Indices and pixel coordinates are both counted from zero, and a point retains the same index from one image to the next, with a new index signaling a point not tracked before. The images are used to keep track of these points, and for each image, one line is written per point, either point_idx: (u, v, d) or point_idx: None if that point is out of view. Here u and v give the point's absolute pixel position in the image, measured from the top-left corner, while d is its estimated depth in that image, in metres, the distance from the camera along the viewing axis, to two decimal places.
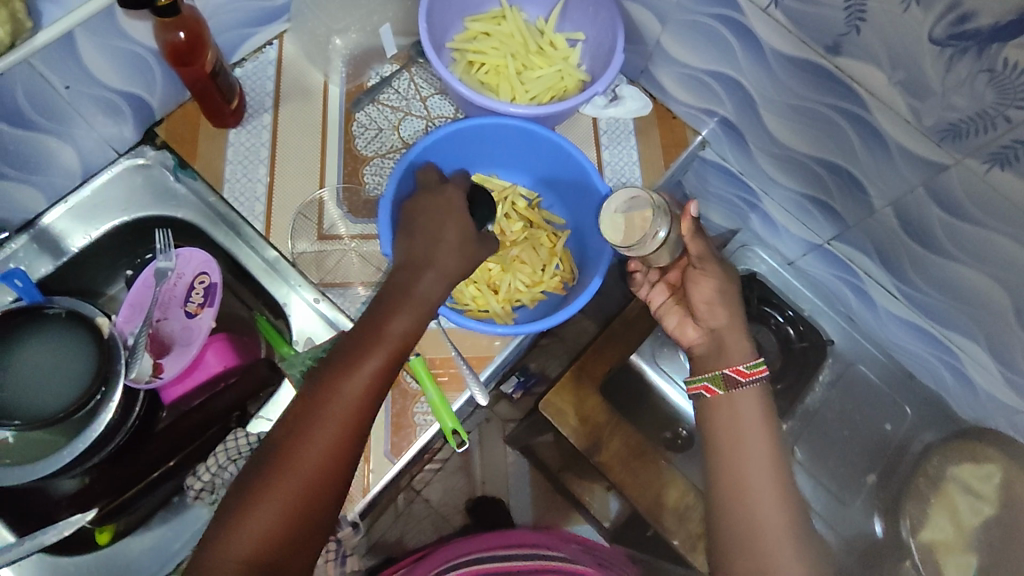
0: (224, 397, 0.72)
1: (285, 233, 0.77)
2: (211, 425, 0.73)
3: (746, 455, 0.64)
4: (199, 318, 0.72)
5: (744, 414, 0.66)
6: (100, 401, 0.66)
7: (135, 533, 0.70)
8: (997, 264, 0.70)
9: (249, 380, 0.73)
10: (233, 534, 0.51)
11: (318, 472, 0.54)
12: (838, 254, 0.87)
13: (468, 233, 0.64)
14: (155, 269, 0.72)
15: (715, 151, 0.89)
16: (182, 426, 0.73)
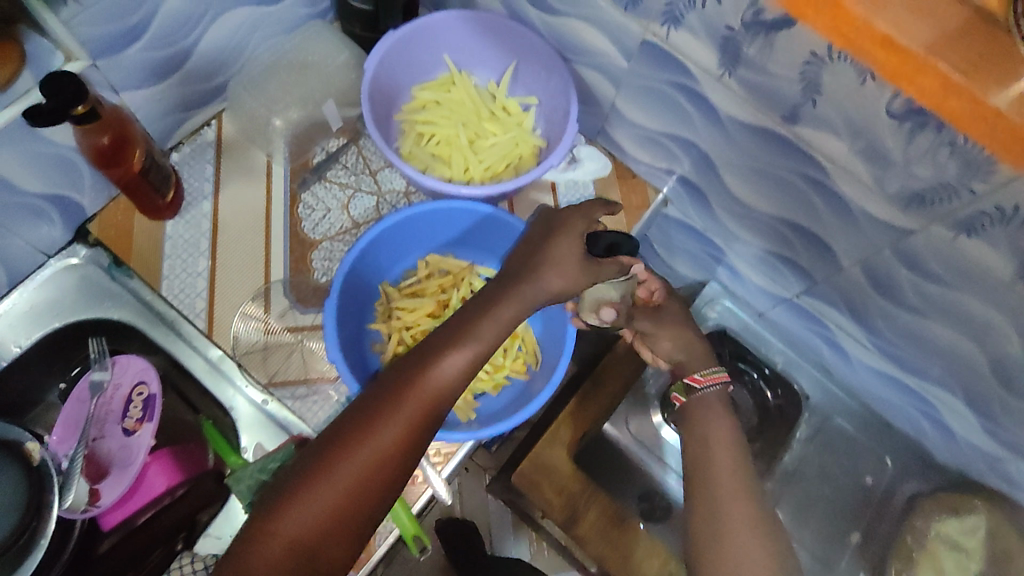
0: (168, 516, 0.69)
1: (229, 328, 0.72)
2: (159, 547, 0.69)
3: (709, 463, 0.64)
4: (139, 435, 0.67)
5: (708, 417, 0.69)
6: (34, 534, 0.61)
7: None
8: (967, 323, 0.67)
9: (196, 495, 0.70)
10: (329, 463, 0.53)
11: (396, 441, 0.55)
12: (808, 307, 0.84)
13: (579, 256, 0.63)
14: (90, 381, 0.68)
15: (678, 209, 0.86)
16: (125, 552, 0.68)
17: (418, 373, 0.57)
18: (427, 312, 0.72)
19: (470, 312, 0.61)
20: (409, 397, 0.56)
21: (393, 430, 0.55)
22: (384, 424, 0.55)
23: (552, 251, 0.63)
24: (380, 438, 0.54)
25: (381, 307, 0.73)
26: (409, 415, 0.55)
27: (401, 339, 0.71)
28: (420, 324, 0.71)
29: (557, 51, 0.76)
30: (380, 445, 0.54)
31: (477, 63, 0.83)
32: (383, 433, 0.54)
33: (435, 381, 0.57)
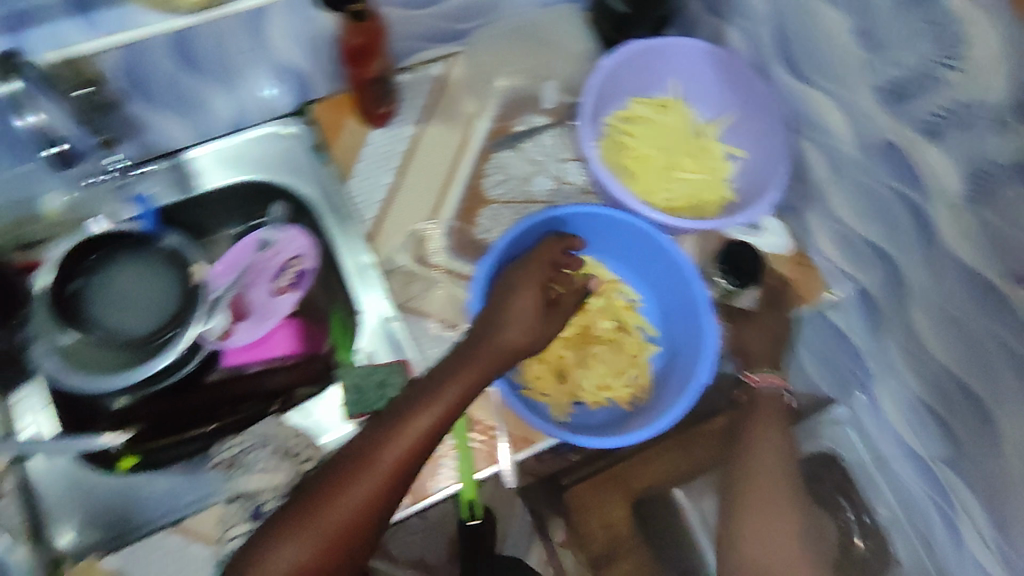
0: (274, 377, 0.74)
1: (390, 243, 0.80)
2: (256, 398, 0.74)
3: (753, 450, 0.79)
4: (282, 298, 0.74)
5: (762, 420, 0.81)
6: (172, 339, 0.69)
7: (153, 474, 0.69)
8: None
9: (302, 372, 0.75)
10: (285, 541, 0.54)
11: (352, 514, 0.56)
12: (941, 477, 0.76)
13: (535, 309, 0.67)
14: (260, 238, 0.76)
15: (844, 317, 0.81)
16: (231, 391, 0.74)
17: (383, 437, 0.59)
18: None
19: (439, 376, 0.63)
20: (375, 465, 0.57)
21: (353, 502, 0.56)
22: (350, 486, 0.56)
23: (512, 307, 0.66)
24: (348, 505, 0.56)
25: None
26: (379, 477, 0.57)
27: None
28: None
29: (785, 119, 0.77)
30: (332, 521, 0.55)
31: (700, 96, 0.86)
32: (348, 502, 0.56)
33: (403, 441, 0.58)
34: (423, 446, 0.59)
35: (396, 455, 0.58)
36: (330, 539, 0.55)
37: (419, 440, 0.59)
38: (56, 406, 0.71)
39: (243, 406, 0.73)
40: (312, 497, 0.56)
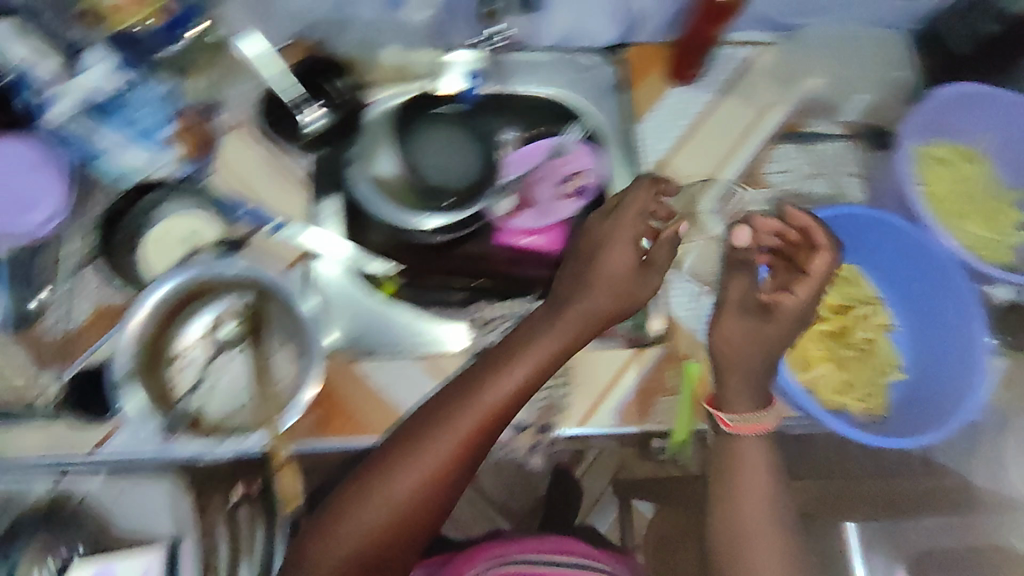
0: (533, 269, 0.77)
1: (664, 190, 0.83)
2: (509, 282, 0.77)
3: (748, 482, 0.66)
4: (565, 202, 0.77)
5: (747, 448, 0.67)
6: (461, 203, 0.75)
7: (414, 309, 0.77)
8: None
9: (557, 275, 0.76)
10: (375, 497, 0.60)
11: (433, 475, 0.60)
12: None
13: (635, 269, 0.67)
14: (553, 145, 0.80)
15: None
16: (488, 266, 0.76)
17: (427, 439, 0.61)
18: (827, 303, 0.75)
19: (490, 363, 0.64)
20: (461, 413, 0.61)
21: (433, 466, 0.60)
22: (402, 474, 0.60)
23: (607, 266, 0.66)
24: (430, 458, 0.60)
25: None
26: (451, 446, 0.60)
27: None
28: (814, 305, 0.75)
29: None
30: (408, 485, 0.60)
31: (1007, 158, 0.83)
32: (429, 458, 0.60)
33: (478, 407, 0.61)
34: (492, 421, 0.62)
35: (446, 452, 0.60)
36: (411, 497, 0.60)
37: (487, 417, 0.62)
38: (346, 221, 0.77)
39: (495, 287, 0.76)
40: (402, 443, 0.61)
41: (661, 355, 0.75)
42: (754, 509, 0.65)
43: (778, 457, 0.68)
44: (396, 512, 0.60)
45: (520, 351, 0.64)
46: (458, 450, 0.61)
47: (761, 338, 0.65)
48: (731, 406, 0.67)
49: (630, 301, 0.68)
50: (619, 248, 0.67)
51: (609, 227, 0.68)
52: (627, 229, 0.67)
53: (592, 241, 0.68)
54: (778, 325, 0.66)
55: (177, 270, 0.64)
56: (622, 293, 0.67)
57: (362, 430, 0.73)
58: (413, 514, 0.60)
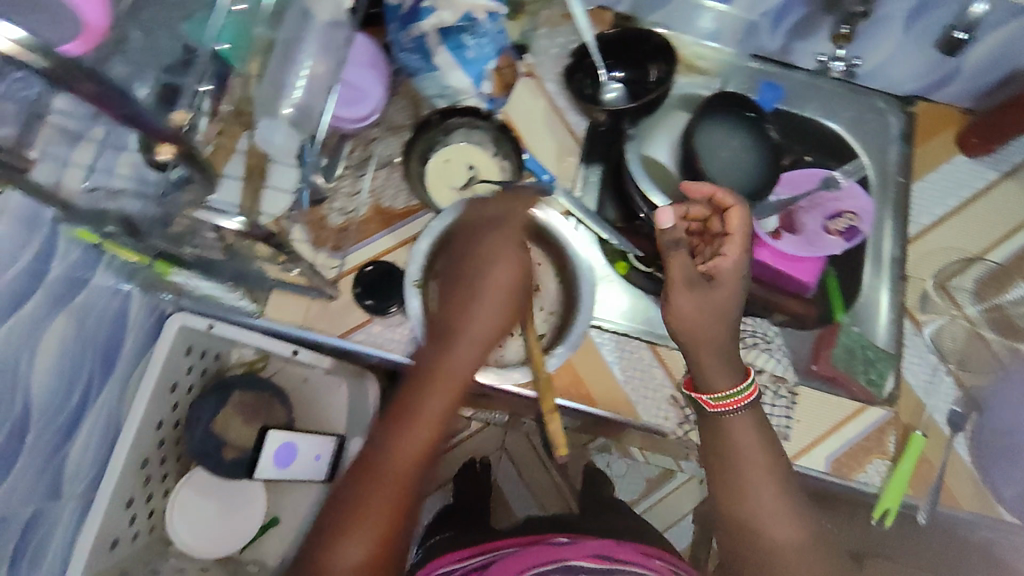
0: (776, 293, 0.76)
1: (924, 252, 0.79)
2: (753, 300, 0.75)
3: (744, 488, 0.61)
4: (829, 238, 0.76)
5: (739, 444, 0.62)
6: None
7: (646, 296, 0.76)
8: None
9: (799, 306, 0.76)
10: (349, 530, 0.55)
11: (395, 498, 0.56)
12: None
13: (509, 294, 0.60)
14: (829, 177, 0.78)
15: None
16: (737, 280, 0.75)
17: (424, 393, 0.58)
18: None
19: (443, 286, 0.62)
20: (381, 469, 0.56)
21: (387, 494, 0.56)
22: (364, 490, 0.56)
23: (496, 280, 0.60)
24: (374, 514, 0.55)
25: None
26: (387, 487, 0.56)
27: None
28: None
29: None
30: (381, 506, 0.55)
31: None
32: (378, 499, 0.56)
33: (419, 426, 0.57)
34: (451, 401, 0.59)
35: (420, 439, 0.57)
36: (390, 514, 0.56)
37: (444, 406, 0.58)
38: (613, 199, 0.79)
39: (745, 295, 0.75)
40: (340, 515, 0.56)
41: (884, 419, 0.73)
42: (775, 531, 0.60)
43: (806, 518, 0.62)
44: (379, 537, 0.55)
45: (441, 354, 0.59)
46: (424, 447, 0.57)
47: (723, 315, 0.61)
48: (709, 377, 0.63)
49: (522, 287, 0.62)
50: (493, 274, 0.60)
51: (472, 218, 0.64)
52: (499, 239, 0.62)
53: (455, 273, 0.62)
54: (727, 294, 0.62)
55: (502, 196, 0.69)
56: (512, 291, 0.61)
57: (588, 399, 0.72)
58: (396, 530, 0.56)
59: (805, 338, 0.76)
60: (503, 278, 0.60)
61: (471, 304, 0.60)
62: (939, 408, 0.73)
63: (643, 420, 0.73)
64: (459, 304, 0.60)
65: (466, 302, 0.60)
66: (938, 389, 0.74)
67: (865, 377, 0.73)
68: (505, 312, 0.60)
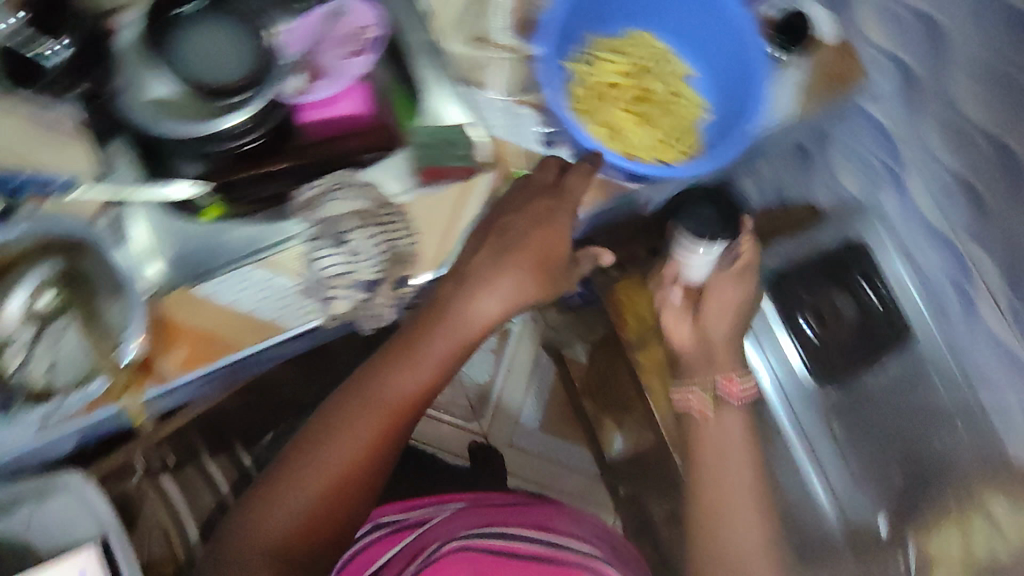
0: (346, 141, 0.74)
1: (448, 26, 0.81)
2: (333, 159, 0.73)
3: (715, 487, 0.76)
4: (355, 61, 0.73)
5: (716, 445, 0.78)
6: (230, 99, 0.66)
7: (242, 220, 0.73)
8: None
9: (374, 135, 0.75)
10: (286, 499, 0.66)
11: (362, 452, 0.68)
12: (961, 251, 0.88)
13: (482, 322, 0.74)
14: (328, 9, 0.73)
15: (881, 108, 0.92)
16: (305, 153, 0.72)
17: (386, 374, 0.71)
18: (619, 67, 0.79)
19: (402, 339, 0.73)
20: (378, 399, 0.70)
21: (342, 455, 0.68)
22: (346, 431, 0.68)
23: (428, 352, 0.72)
24: (326, 470, 0.67)
25: (582, 50, 0.79)
26: (363, 447, 0.68)
27: (593, 82, 0.78)
28: (608, 77, 0.78)
29: None
30: (332, 466, 0.67)
31: None
32: (345, 446, 0.68)
33: (369, 414, 0.69)
34: (407, 407, 0.71)
35: (408, 390, 0.71)
36: (339, 473, 0.67)
37: (386, 422, 0.70)
38: (140, 160, 0.70)
39: (313, 162, 0.73)
40: (304, 460, 0.68)
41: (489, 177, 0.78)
42: (731, 521, 0.76)
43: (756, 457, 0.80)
44: (347, 471, 0.67)
45: (407, 355, 0.72)
46: (387, 430, 0.70)
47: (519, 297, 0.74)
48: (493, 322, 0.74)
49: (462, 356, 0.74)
50: (446, 331, 0.73)
51: (443, 296, 0.74)
52: (459, 304, 0.73)
53: (435, 302, 0.74)
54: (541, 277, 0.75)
55: None
56: (473, 328, 0.73)
57: (226, 348, 0.71)
58: (336, 500, 0.67)
59: (398, 160, 0.76)
60: (492, 300, 0.73)
61: (433, 336, 0.73)
62: (528, 142, 0.79)
63: (291, 327, 0.74)
64: (430, 311, 0.74)
65: (430, 312, 0.74)
66: (519, 124, 0.79)
67: (451, 158, 0.76)
68: (454, 345, 0.73)
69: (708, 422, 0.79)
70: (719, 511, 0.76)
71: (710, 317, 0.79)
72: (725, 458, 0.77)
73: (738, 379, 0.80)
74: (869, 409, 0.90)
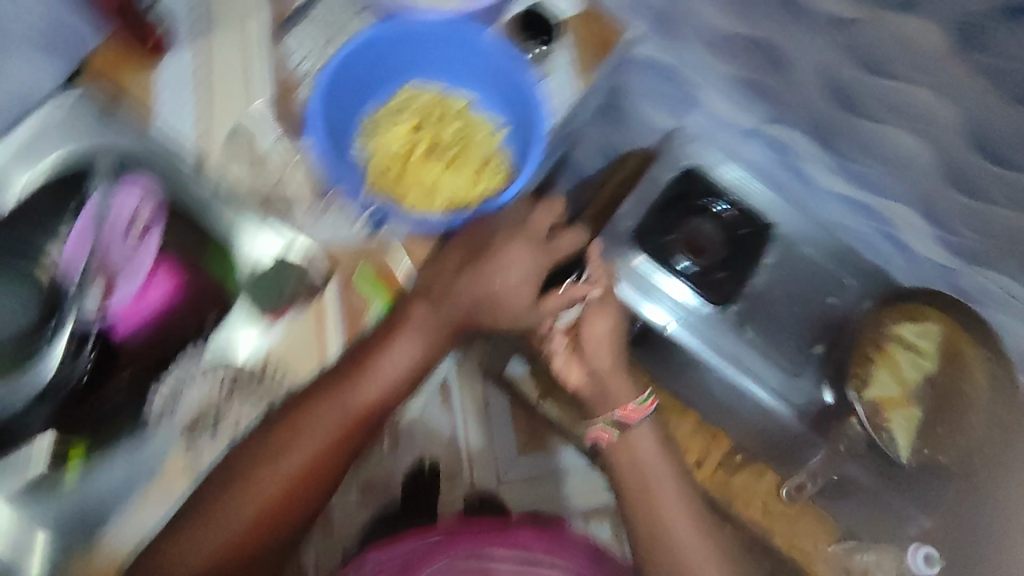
0: (179, 324, 0.70)
1: (222, 158, 0.76)
2: (174, 347, 0.70)
3: (654, 516, 0.71)
4: (150, 239, 0.69)
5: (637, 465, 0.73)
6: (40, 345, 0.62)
7: (107, 458, 0.67)
8: (926, 125, 0.75)
9: (203, 301, 0.71)
10: (215, 517, 0.61)
11: (315, 448, 0.64)
12: (777, 138, 0.93)
13: (454, 322, 0.70)
14: (93, 207, 0.67)
15: (651, 46, 0.95)
16: (146, 356, 0.68)
17: (363, 359, 0.67)
18: (404, 133, 0.79)
19: (366, 344, 0.68)
20: (345, 400, 0.65)
21: (310, 431, 0.64)
22: (301, 436, 0.64)
23: (413, 324, 0.69)
24: (285, 458, 0.64)
25: (362, 132, 0.79)
26: (332, 416, 0.65)
27: (384, 158, 0.78)
28: (398, 146, 0.79)
29: None
30: (278, 474, 0.63)
31: None
32: (294, 451, 0.64)
33: (316, 435, 0.64)
34: (362, 419, 0.66)
35: (336, 425, 0.65)
36: (260, 510, 0.63)
37: (343, 420, 0.65)
38: None
39: (157, 359, 0.69)
40: (247, 464, 0.64)
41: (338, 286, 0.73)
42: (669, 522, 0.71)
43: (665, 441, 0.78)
44: (315, 472, 0.64)
45: (374, 356, 0.67)
46: (334, 442, 0.65)
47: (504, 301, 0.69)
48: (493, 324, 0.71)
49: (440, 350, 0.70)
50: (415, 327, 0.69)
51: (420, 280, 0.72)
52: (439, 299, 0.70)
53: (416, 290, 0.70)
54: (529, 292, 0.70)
55: None
56: (439, 335, 0.70)
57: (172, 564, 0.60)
58: (270, 516, 0.63)
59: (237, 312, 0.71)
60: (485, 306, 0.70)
61: (402, 330, 0.69)
62: (356, 231, 0.74)
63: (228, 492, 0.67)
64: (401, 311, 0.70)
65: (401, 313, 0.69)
66: (344, 220, 0.75)
67: (283, 291, 0.72)
68: (417, 349, 0.68)
69: (618, 449, 0.74)
70: (647, 515, 0.71)
71: (590, 349, 0.74)
72: (646, 480, 0.72)
73: (630, 398, 0.74)
74: (772, 300, 0.97)
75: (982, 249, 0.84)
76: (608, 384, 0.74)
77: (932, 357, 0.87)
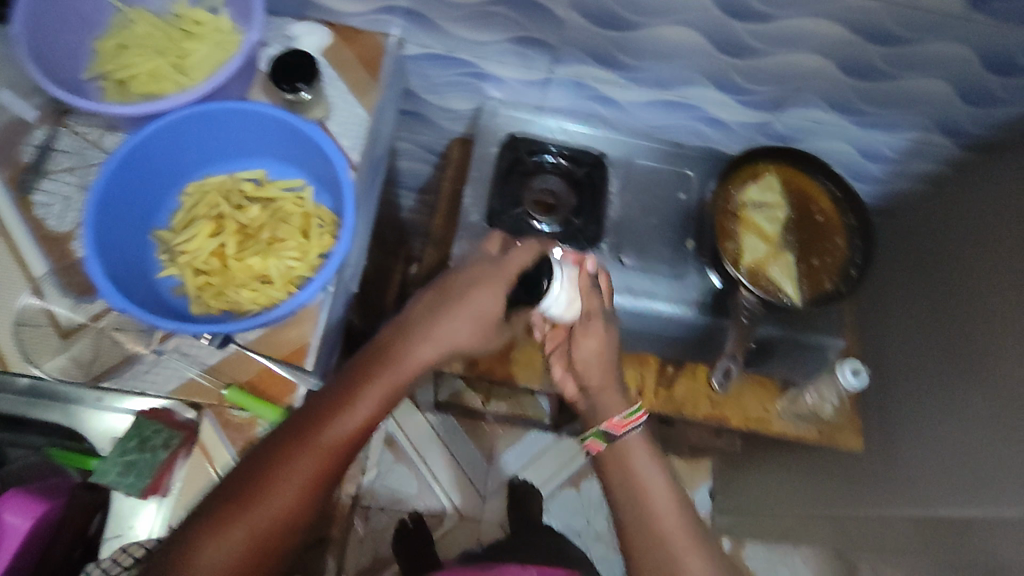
0: (56, 545, 0.67)
1: (23, 354, 0.66)
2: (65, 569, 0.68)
3: (656, 521, 0.69)
4: None
5: (639, 464, 0.74)
6: None
7: None
8: (684, 14, 0.78)
9: (77, 511, 0.68)
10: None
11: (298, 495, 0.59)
12: (568, 77, 0.95)
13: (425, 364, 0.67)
14: None
15: (415, 43, 0.90)
16: None
17: (350, 396, 0.63)
18: (206, 235, 0.69)
19: (350, 381, 0.64)
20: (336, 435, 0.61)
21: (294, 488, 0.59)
22: (284, 477, 0.59)
23: (404, 365, 0.66)
24: (268, 509, 0.58)
25: (163, 254, 0.70)
26: (314, 462, 0.60)
27: (197, 271, 0.69)
28: (206, 248, 0.69)
29: None
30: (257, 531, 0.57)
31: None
32: (280, 499, 0.58)
33: (299, 478, 0.59)
34: (347, 457, 0.62)
35: (316, 475, 0.60)
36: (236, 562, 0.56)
37: (327, 462, 0.60)
38: None
39: None
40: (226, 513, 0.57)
41: (215, 416, 0.69)
42: (670, 526, 0.69)
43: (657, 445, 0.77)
44: (271, 537, 0.58)
45: (361, 394, 0.64)
46: (316, 490, 0.60)
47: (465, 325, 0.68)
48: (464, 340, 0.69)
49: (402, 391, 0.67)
50: (405, 372, 0.66)
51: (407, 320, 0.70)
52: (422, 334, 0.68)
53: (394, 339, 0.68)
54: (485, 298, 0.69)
55: None
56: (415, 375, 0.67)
57: None
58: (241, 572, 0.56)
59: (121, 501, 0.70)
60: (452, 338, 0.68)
61: (387, 361, 0.66)
62: (212, 357, 0.69)
63: None
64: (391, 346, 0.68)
65: (390, 347, 0.68)
66: (193, 353, 0.69)
67: (155, 455, 0.66)
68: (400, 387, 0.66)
69: (614, 459, 0.75)
70: (649, 522, 0.69)
71: (585, 361, 0.78)
72: (635, 486, 0.72)
73: (619, 412, 0.76)
74: (634, 224, 0.98)
75: (777, 95, 0.91)
76: (603, 397, 0.78)
77: (779, 205, 0.94)
